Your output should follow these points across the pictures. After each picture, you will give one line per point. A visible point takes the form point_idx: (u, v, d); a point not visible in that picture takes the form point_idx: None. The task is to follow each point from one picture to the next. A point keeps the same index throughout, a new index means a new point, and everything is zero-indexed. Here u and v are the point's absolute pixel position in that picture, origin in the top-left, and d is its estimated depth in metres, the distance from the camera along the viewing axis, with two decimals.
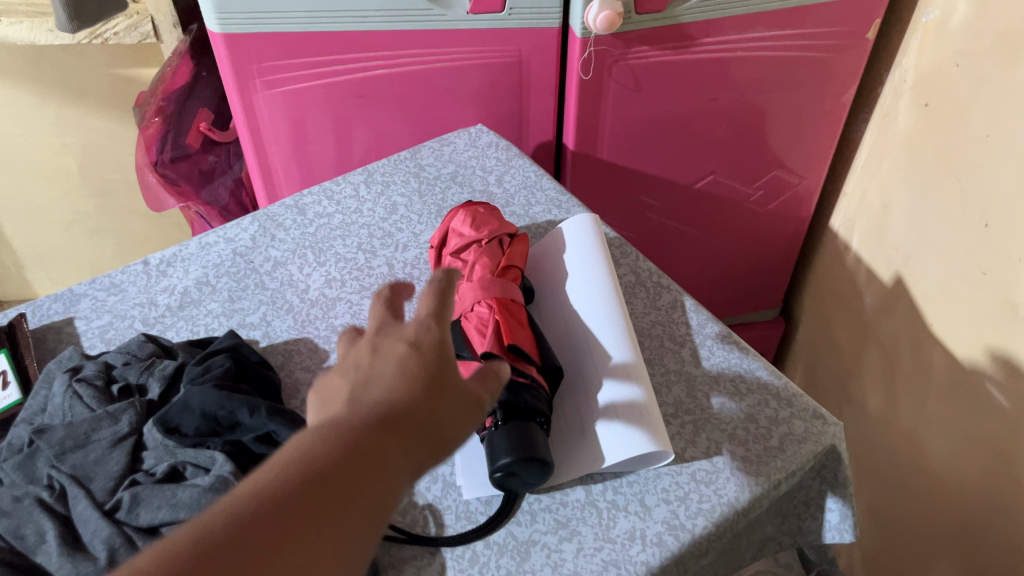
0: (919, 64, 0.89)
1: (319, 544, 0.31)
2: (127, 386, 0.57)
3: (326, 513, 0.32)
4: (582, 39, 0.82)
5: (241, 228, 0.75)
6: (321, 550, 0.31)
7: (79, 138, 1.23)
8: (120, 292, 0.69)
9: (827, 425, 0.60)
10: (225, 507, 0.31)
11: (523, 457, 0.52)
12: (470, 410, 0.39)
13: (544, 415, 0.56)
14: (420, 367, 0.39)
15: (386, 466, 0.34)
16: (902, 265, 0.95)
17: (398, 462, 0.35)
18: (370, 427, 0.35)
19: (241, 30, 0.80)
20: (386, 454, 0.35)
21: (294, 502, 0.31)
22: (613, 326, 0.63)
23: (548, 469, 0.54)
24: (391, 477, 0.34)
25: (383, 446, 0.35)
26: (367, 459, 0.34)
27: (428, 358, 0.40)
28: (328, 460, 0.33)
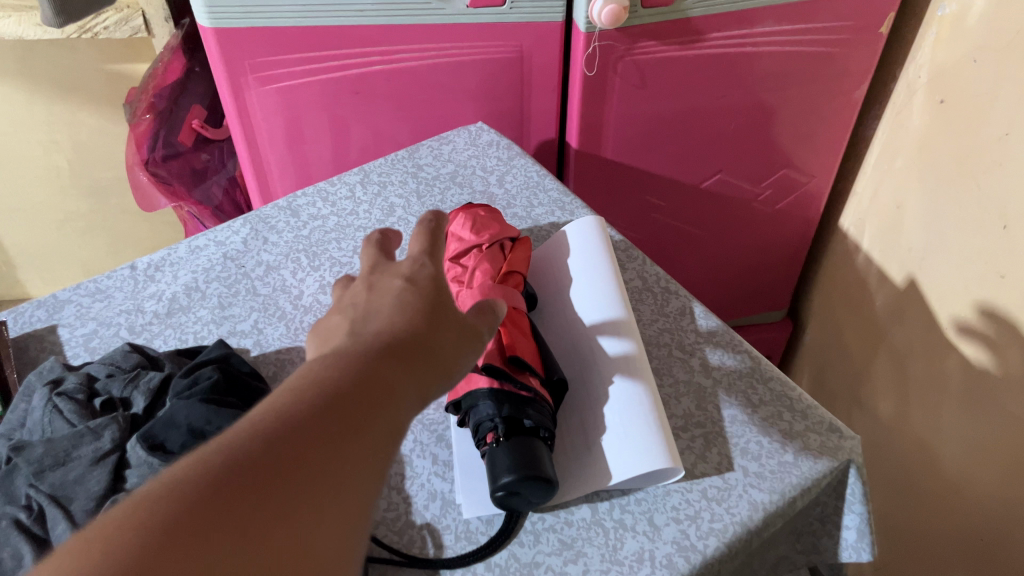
0: (934, 59, 0.86)
1: (342, 461, 0.30)
2: (110, 400, 0.55)
3: (346, 431, 0.31)
4: (587, 34, 0.79)
5: (232, 230, 0.72)
6: (344, 467, 0.30)
7: (70, 135, 1.20)
8: (106, 298, 0.66)
9: (844, 439, 0.58)
10: (245, 426, 0.30)
11: (526, 473, 0.50)
12: (474, 338, 0.40)
13: (547, 430, 0.53)
14: (420, 295, 0.40)
15: (398, 388, 0.34)
16: (916, 267, 0.92)
17: (410, 385, 0.35)
18: (378, 353, 0.35)
19: (232, 25, 0.77)
20: (398, 376, 0.34)
21: (313, 421, 0.30)
22: (623, 333, 0.61)
23: (552, 487, 0.51)
24: (404, 401, 0.34)
25: (394, 368, 0.34)
26: (379, 381, 0.33)
27: (428, 287, 0.41)
28: (340, 382, 0.33)
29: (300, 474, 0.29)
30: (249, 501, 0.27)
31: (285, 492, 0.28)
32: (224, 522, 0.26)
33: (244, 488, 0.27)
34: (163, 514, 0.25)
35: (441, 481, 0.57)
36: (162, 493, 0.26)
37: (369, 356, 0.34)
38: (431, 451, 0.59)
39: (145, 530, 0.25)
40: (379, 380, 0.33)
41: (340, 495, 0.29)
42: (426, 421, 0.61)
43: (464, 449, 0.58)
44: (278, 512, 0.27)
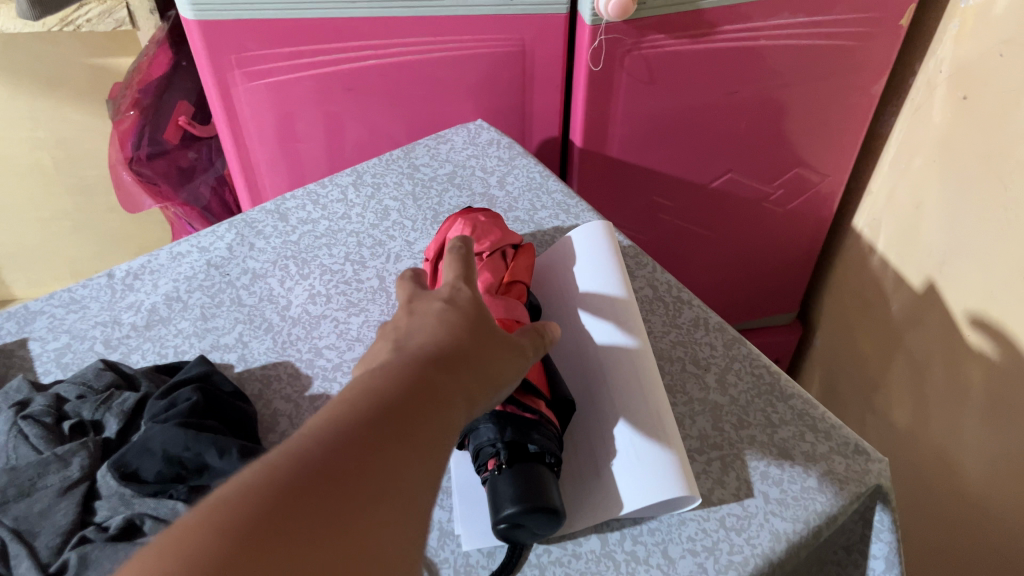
0: (957, 53, 0.82)
1: (398, 468, 0.33)
2: (80, 423, 0.50)
3: (398, 443, 0.33)
4: (593, 27, 0.74)
5: (217, 236, 0.68)
6: (401, 473, 0.33)
7: (54, 132, 1.16)
8: (80, 309, 0.62)
9: (871, 462, 0.54)
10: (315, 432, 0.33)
11: (533, 503, 0.46)
12: (517, 357, 0.43)
13: (554, 456, 0.49)
14: (466, 318, 0.42)
15: (445, 400, 0.37)
16: (935, 270, 0.88)
17: (456, 396, 0.38)
18: (425, 367, 0.38)
19: (217, 17, 0.73)
20: (445, 390, 0.37)
21: (372, 431, 0.33)
22: (639, 348, 0.57)
23: (560, 518, 0.47)
24: (451, 412, 0.37)
25: (441, 382, 0.37)
26: (427, 393, 0.36)
27: (472, 309, 0.43)
28: (391, 396, 0.35)
29: (362, 482, 0.31)
30: (320, 503, 0.30)
31: (351, 496, 0.31)
32: (301, 523, 0.29)
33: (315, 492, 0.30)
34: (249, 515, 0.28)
35: (439, 509, 0.53)
36: (240, 498, 0.29)
37: (417, 369, 0.37)
38: None
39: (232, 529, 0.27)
40: (426, 393, 0.36)
41: (399, 498, 0.32)
42: None
43: (463, 474, 0.54)
44: (347, 514, 0.30)
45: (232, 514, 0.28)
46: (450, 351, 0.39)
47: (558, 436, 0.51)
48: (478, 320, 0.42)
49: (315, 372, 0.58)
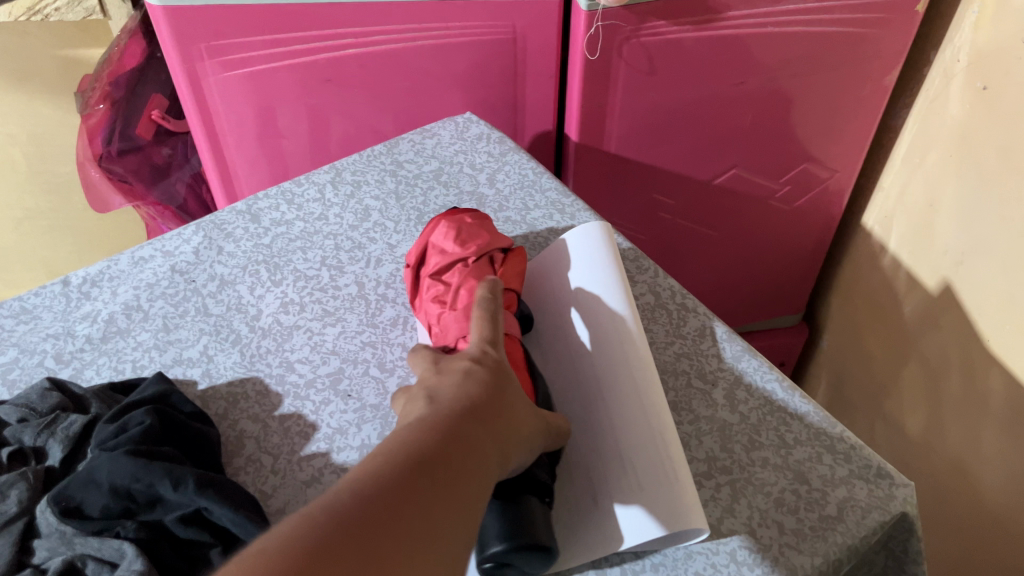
0: (975, 41, 0.77)
1: (434, 520, 0.32)
2: (20, 450, 0.46)
3: (433, 494, 0.33)
4: (589, 13, 0.70)
5: (183, 239, 0.63)
6: (438, 528, 0.32)
7: (25, 127, 1.10)
8: (31, 319, 0.57)
9: (896, 487, 0.49)
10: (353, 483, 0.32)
11: (524, 537, 0.41)
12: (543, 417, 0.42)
13: (545, 483, 0.44)
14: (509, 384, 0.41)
15: (482, 453, 0.36)
16: (951, 272, 0.84)
17: (492, 448, 0.37)
18: (460, 419, 0.37)
19: (185, 3, 0.68)
20: (485, 446, 0.36)
21: (405, 487, 0.33)
22: (634, 350, 0.52)
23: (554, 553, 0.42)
24: (488, 467, 0.36)
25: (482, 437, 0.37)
26: (468, 446, 0.36)
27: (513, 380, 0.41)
28: (426, 448, 0.35)
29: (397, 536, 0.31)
30: (363, 557, 0.30)
31: (384, 551, 0.30)
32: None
33: (359, 538, 0.30)
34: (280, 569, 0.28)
35: None
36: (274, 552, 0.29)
37: (451, 420, 0.36)
38: None
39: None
40: (468, 442, 0.36)
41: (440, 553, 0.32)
42: None
43: None
44: (389, 568, 0.30)
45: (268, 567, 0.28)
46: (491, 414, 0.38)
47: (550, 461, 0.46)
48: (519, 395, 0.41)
49: (286, 389, 0.52)
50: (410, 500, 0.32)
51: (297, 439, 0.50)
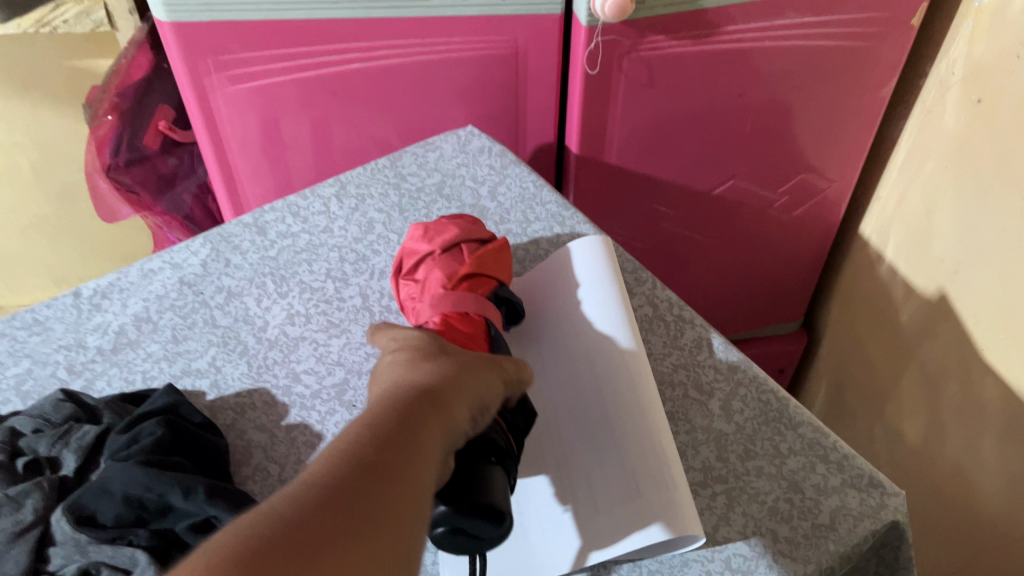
0: (970, 54, 0.78)
1: (384, 495, 0.32)
2: (36, 460, 0.47)
3: (379, 473, 0.33)
4: (589, 28, 0.71)
5: (190, 251, 0.64)
6: (388, 501, 0.32)
7: (32, 136, 1.12)
8: (43, 331, 0.58)
9: (888, 496, 0.50)
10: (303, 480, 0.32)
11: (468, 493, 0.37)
12: (489, 372, 0.43)
13: (499, 448, 0.41)
14: (466, 359, 0.43)
15: (425, 422, 0.36)
16: (947, 281, 0.85)
17: (435, 414, 0.37)
18: (399, 400, 0.37)
19: (193, 19, 0.69)
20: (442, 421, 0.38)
21: (351, 474, 0.32)
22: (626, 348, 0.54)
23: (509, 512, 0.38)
24: (434, 432, 0.36)
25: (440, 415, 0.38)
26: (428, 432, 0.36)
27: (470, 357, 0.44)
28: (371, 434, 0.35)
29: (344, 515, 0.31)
30: (315, 546, 0.29)
31: (333, 532, 0.30)
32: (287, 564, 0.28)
33: (310, 532, 0.30)
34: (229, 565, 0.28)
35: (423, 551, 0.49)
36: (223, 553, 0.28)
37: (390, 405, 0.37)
38: None
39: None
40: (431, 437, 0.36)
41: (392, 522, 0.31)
42: None
43: None
44: (339, 544, 0.30)
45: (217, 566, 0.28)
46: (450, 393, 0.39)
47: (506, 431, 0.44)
48: (482, 363, 0.43)
49: (292, 400, 0.54)
50: (357, 484, 0.32)
51: (303, 449, 0.51)
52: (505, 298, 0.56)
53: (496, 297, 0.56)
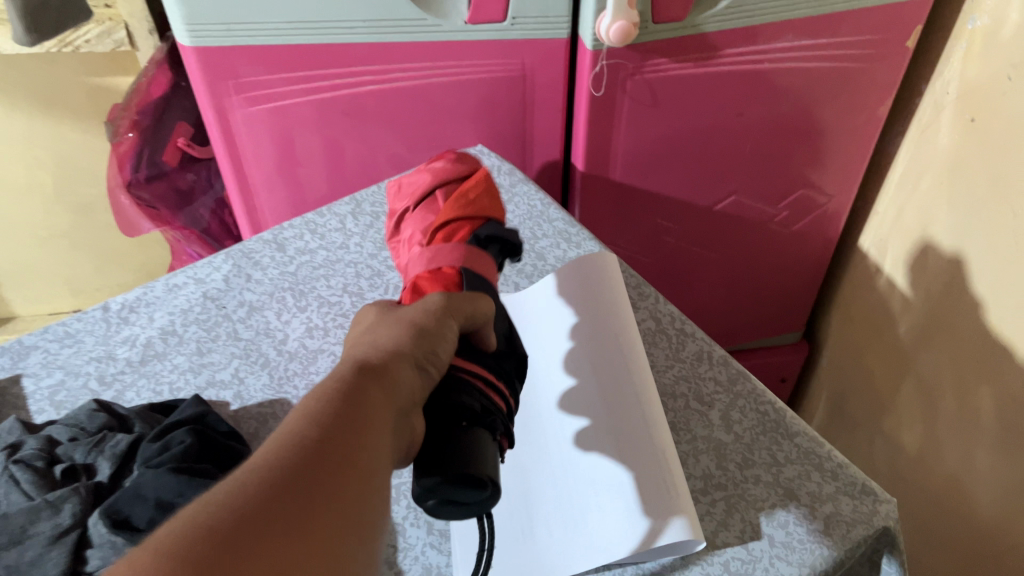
0: (964, 75, 0.81)
1: (327, 473, 0.32)
2: (72, 467, 0.50)
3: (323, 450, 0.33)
4: (594, 51, 0.74)
5: (213, 266, 0.67)
6: (333, 478, 0.32)
7: (51, 151, 1.15)
8: (74, 343, 0.61)
9: (880, 502, 0.52)
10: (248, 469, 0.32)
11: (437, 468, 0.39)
12: (435, 328, 0.43)
13: (471, 411, 0.42)
14: (408, 316, 0.43)
15: (368, 396, 0.37)
16: (943, 294, 0.87)
17: (380, 387, 0.37)
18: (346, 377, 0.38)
19: (215, 43, 0.73)
20: (385, 381, 0.38)
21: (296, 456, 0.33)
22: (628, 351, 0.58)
23: (481, 479, 0.39)
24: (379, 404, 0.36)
25: (383, 378, 0.38)
26: (369, 396, 0.37)
27: (414, 312, 0.44)
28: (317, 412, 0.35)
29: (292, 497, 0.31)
30: (264, 527, 0.30)
31: (280, 513, 0.30)
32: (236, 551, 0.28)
33: (258, 517, 0.30)
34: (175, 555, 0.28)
35: (437, 554, 0.52)
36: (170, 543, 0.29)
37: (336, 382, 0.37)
38: (425, 519, 0.54)
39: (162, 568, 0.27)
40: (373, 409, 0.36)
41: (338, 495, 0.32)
42: None
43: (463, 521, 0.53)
44: (286, 524, 0.30)
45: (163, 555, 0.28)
46: (393, 354, 0.40)
47: (483, 390, 0.43)
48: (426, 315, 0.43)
49: None
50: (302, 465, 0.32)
51: None
52: (489, 238, 0.58)
53: (480, 238, 0.57)
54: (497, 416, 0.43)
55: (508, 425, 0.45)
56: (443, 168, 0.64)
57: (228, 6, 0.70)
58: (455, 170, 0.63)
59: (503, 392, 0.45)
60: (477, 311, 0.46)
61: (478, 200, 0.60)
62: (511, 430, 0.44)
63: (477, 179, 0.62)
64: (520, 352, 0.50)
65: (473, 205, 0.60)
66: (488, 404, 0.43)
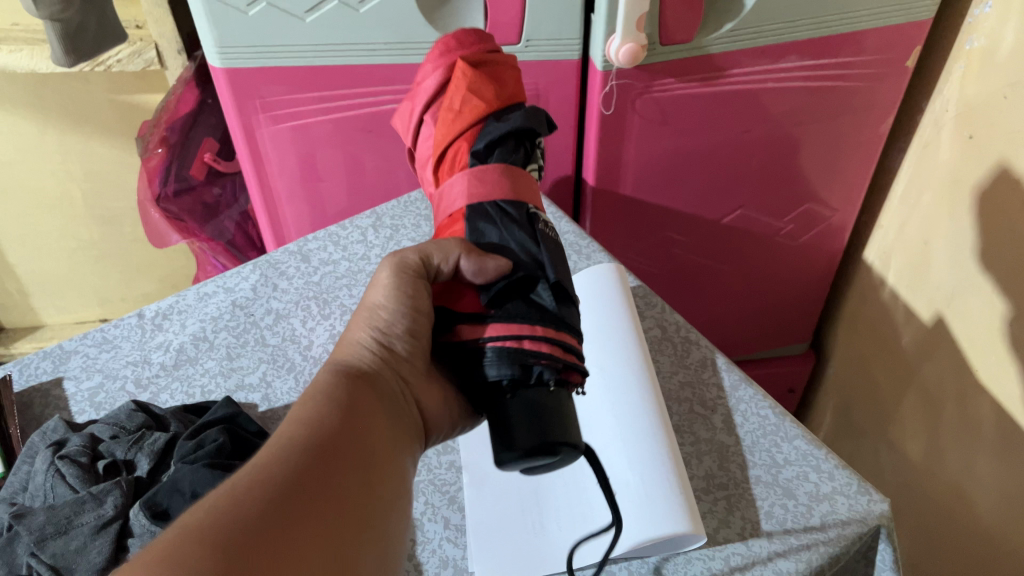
0: (963, 94, 0.84)
1: (331, 469, 0.40)
2: (114, 463, 0.54)
3: (327, 450, 0.40)
4: (604, 72, 0.77)
5: (241, 276, 0.71)
6: (337, 474, 0.40)
7: (82, 165, 1.19)
8: (112, 348, 0.65)
9: (874, 502, 0.55)
10: (265, 461, 0.39)
11: (501, 454, 0.44)
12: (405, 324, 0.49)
13: (511, 379, 0.44)
14: (377, 314, 0.49)
15: (363, 410, 0.44)
16: (944, 306, 0.90)
17: (369, 402, 0.45)
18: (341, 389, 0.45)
19: (243, 64, 0.77)
20: (366, 384, 0.46)
21: (306, 455, 0.40)
22: (628, 350, 0.62)
23: (539, 451, 0.43)
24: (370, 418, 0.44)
25: (363, 383, 0.46)
26: (356, 401, 0.44)
27: (375, 293, 0.50)
28: (319, 419, 0.42)
29: (309, 488, 0.38)
30: (288, 507, 0.37)
31: (300, 498, 0.37)
32: (271, 528, 0.35)
33: (283, 502, 0.37)
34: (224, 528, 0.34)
35: (453, 547, 0.55)
36: (217, 517, 0.35)
37: (332, 391, 0.45)
38: (442, 514, 0.57)
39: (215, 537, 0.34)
40: (361, 422, 0.43)
41: (345, 490, 0.39)
42: (437, 483, 0.59)
43: (477, 514, 0.56)
44: (307, 508, 0.37)
45: (210, 527, 0.34)
46: (370, 364, 0.48)
47: (511, 354, 0.44)
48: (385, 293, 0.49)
49: None
50: (313, 463, 0.39)
51: None
52: (489, 147, 0.53)
53: (480, 150, 0.54)
54: (541, 367, 0.44)
55: (567, 354, 0.45)
56: (424, 84, 0.57)
57: (256, 30, 0.74)
58: (433, 83, 0.57)
59: (542, 333, 0.45)
60: (444, 252, 0.48)
61: (462, 110, 0.54)
62: (569, 360, 0.45)
63: (454, 79, 0.56)
64: (550, 276, 0.48)
65: (461, 115, 0.54)
66: (527, 359, 0.44)
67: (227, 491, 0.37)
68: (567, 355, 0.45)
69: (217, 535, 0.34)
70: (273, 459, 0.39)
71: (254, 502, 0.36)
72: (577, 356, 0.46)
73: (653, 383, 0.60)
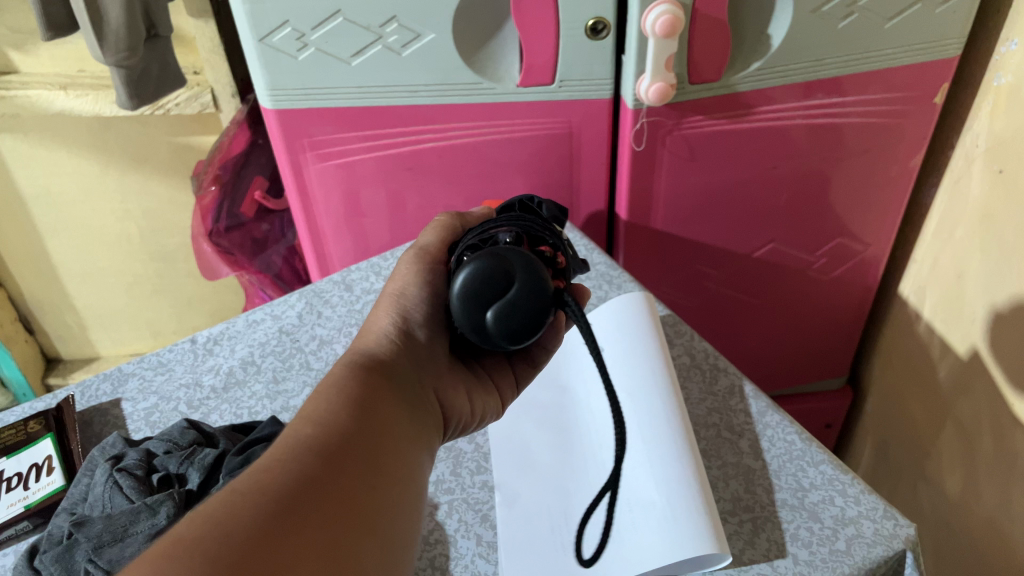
0: (992, 129, 0.85)
1: (338, 474, 0.41)
2: (167, 475, 0.57)
3: (337, 454, 0.42)
4: (635, 109, 0.81)
5: (288, 304, 0.75)
6: (344, 478, 0.41)
7: (139, 204, 1.25)
8: (167, 371, 0.69)
9: (900, 526, 0.55)
10: (285, 462, 0.40)
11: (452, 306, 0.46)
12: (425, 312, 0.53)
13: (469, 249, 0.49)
14: (397, 296, 0.54)
15: (378, 409, 0.46)
16: (979, 339, 0.90)
17: (384, 402, 0.47)
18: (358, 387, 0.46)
19: (293, 106, 0.81)
20: (385, 375, 0.49)
21: (314, 459, 0.41)
22: (656, 375, 0.64)
23: (471, 272, 0.44)
24: (382, 417, 0.45)
25: (383, 374, 0.48)
26: (374, 396, 0.46)
27: (393, 285, 0.55)
28: (336, 423, 0.43)
29: (312, 491, 0.39)
30: (293, 511, 0.38)
31: (305, 502, 0.39)
32: (274, 531, 0.36)
33: (290, 506, 0.38)
34: (230, 532, 0.36)
35: (485, 563, 0.57)
36: (223, 521, 0.36)
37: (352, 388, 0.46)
38: (475, 531, 0.59)
39: (224, 543, 0.35)
40: (371, 424, 0.44)
41: (354, 491, 0.41)
42: (471, 501, 0.62)
43: (510, 530, 0.58)
44: (311, 509, 0.38)
45: (214, 531, 0.35)
46: (390, 343, 0.51)
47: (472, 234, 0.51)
48: (406, 283, 0.54)
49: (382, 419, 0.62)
50: (325, 465, 0.41)
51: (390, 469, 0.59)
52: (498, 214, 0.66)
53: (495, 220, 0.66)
54: (499, 234, 0.49)
55: (530, 234, 0.50)
56: None
57: (305, 73, 0.79)
58: None
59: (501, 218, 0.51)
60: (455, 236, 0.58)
61: None
62: (531, 234, 0.50)
63: None
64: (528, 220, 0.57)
65: None
66: (484, 231, 0.50)
67: (228, 496, 0.38)
68: (526, 230, 0.49)
69: (213, 548, 0.35)
70: (286, 461, 0.40)
71: (256, 507, 0.37)
72: (543, 239, 0.50)
73: (681, 408, 0.62)
